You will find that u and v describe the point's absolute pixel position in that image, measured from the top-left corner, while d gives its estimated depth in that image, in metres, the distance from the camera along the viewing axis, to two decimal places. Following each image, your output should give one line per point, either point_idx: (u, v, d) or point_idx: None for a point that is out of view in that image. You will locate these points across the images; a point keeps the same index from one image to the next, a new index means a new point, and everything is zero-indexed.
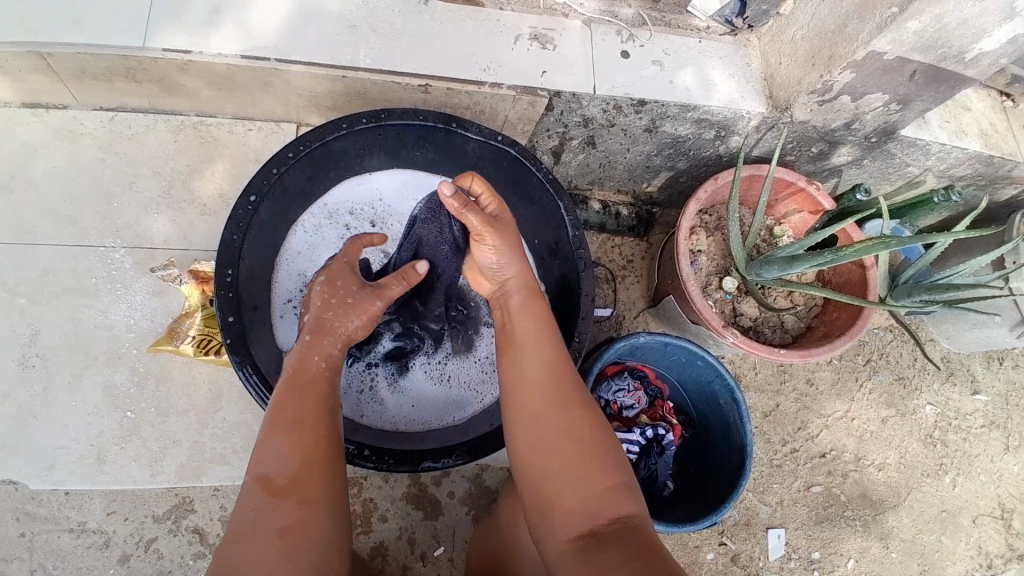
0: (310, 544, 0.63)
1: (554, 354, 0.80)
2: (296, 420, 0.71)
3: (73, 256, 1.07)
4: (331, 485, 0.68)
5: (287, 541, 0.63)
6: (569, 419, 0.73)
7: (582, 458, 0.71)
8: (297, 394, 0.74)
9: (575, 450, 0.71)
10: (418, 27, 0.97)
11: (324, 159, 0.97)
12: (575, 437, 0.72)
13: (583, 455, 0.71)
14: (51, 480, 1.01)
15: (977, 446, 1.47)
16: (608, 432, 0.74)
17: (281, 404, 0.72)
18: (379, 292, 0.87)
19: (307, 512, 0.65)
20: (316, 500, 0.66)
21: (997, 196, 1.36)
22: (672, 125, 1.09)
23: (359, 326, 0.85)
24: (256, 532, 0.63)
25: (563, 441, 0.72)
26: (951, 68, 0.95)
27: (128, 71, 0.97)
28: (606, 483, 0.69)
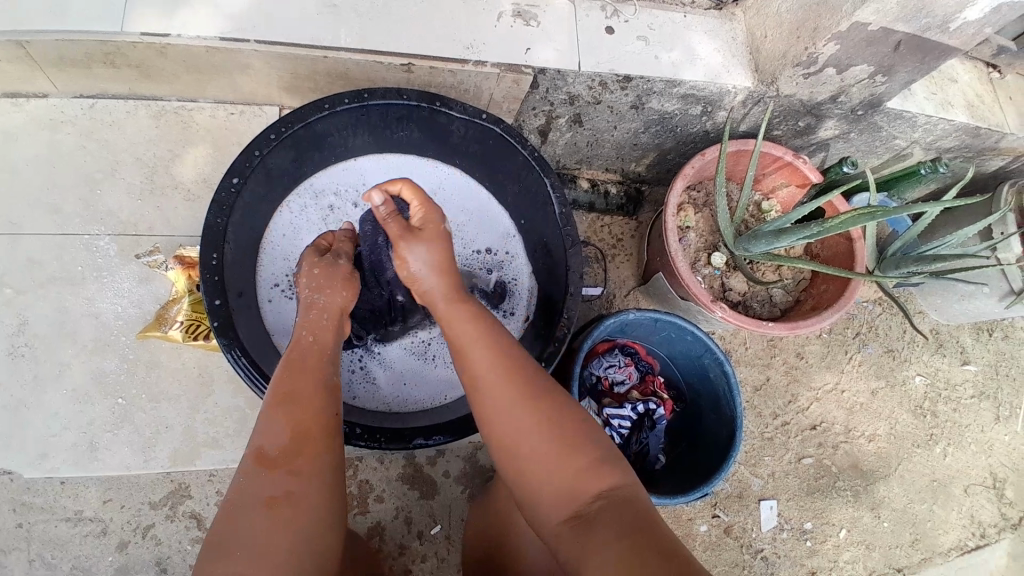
0: (299, 519, 0.62)
1: (508, 353, 0.77)
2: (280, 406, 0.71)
3: (58, 245, 1.07)
4: (326, 463, 0.68)
5: (283, 513, 0.62)
6: (546, 407, 0.72)
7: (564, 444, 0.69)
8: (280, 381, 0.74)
9: (557, 434, 0.70)
10: (399, 6, 0.96)
11: (307, 140, 0.96)
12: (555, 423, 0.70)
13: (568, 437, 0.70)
14: (44, 470, 1.02)
15: (967, 416, 1.49)
16: (587, 419, 0.73)
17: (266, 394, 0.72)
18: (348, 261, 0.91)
19: (300, 486, 0.65)
20: (303, 482, 0.65)
21: (983, 167, 1.37)
22: (658, 100, 1.09)
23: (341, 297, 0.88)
24: (251, 506, 0.62)
25: (540, 431, 0.70)
26: (935, 38, 0.95)
27: (107, 56, 0.96)
28: (592, 463, 0.68)
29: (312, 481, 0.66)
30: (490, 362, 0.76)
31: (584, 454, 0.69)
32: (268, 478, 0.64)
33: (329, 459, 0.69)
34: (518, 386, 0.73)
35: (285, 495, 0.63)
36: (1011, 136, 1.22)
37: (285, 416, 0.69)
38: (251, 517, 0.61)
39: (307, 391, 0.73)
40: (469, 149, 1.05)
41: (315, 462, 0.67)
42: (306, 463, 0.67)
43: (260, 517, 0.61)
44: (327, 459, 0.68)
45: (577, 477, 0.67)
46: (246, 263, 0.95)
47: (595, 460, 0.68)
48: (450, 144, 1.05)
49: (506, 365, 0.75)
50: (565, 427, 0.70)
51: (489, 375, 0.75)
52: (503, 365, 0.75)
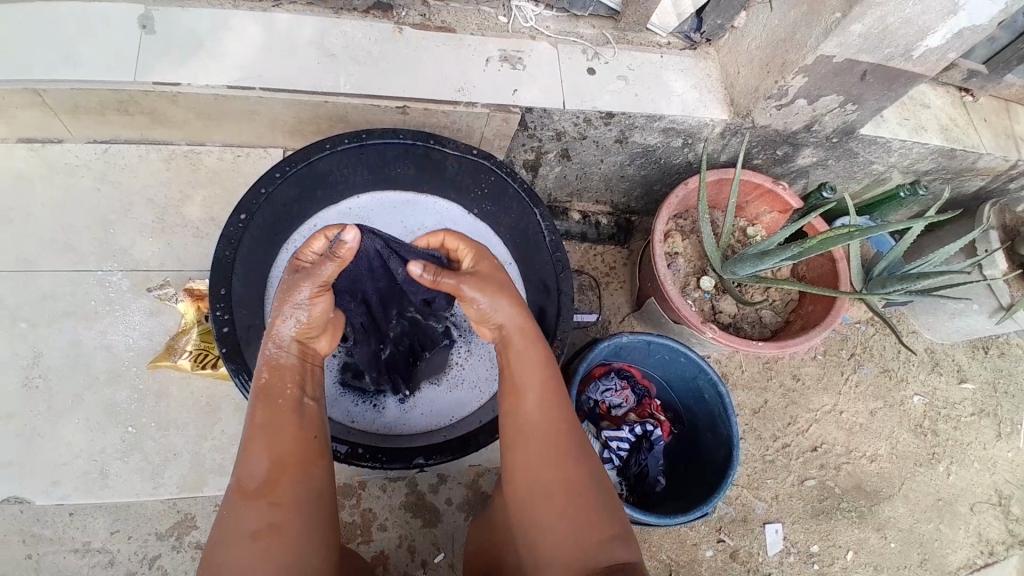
0: (286, 544, 0.66)
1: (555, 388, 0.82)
2: (271, 429, 0.73)
3: (71, 280, 1.12)
4: (307, 495, 0.71)
5: (269, 548, 0.65)
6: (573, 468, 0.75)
7: (578, 497, 0.73)
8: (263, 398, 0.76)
9: (577, 482, 0.74)
10: (393, 54, 1.04)
11: (310, 179, 1.02)
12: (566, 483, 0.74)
13: (590, 493, 0.74)
14: (53, 497, 1.05)
15: (969, 434, 1.49)
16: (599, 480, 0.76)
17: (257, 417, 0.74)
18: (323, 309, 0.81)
19: (288, 518, 0.68)
20: (290, 503, 0.69)
21: (964, 189, 1.42)
22: (641, 135, 1.15)
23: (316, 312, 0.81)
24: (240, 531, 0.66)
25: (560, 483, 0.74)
26: (900, 66, 1.01)
27: (121, 104, 1.03)
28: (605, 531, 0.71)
29: (297, 510, 0.69)
30: (542, 398, 0.80)
31: (601, 513, 0.73)
32: (254, 507, 0.68)
33: (314, 488, 0.72)
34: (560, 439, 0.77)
35: (273, 528, 0.67)
36: (987, 157, 1.28)
37: (268, 446, 0.72)
38: (236, 548, 0.65)
39: (287, 419, 0.75)
40: (463, 183, 1.11)
41: (299, 493, 0.70)
42: (291, 491, 0.70)
43: (247, 548, 0.65)
44: (309, 493, 0.71)
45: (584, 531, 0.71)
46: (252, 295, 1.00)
47: (610, 529, 0.72)
48: (445, 179, 1.11)
49: (554, 411, 0.80)
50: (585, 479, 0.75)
51: (540, 423, 0.79)
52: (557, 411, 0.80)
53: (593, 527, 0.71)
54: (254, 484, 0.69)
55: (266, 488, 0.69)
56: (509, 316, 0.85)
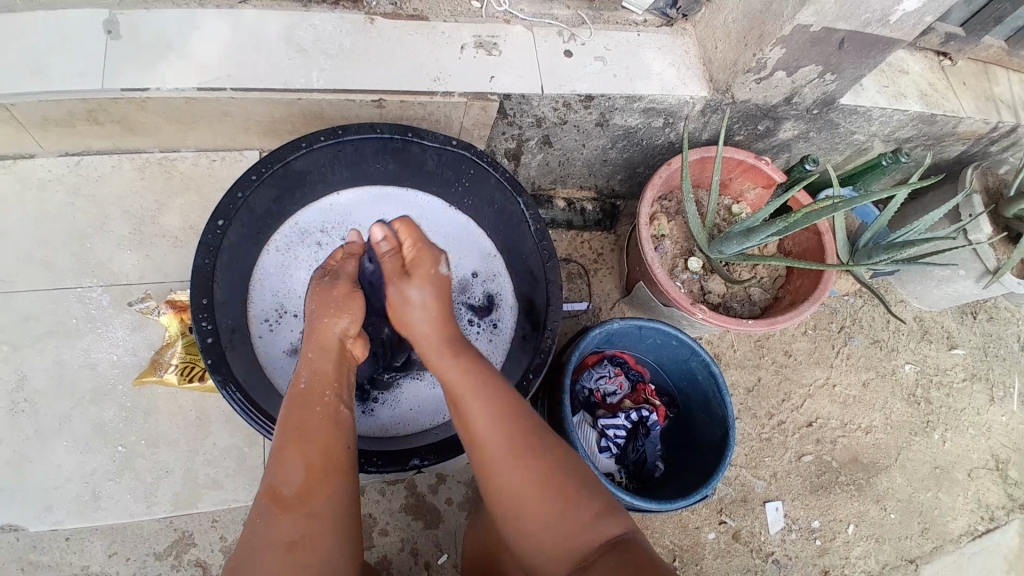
0: (319, 555, 0.64)
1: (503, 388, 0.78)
2: (304, 439, 0.72)
3: (51, 299, 1.08)
4: (341, 504, 0.70)
5: (302, 558, 0.63)
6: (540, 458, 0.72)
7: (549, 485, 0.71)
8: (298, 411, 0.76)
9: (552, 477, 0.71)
10: (366, 46, 1.01)
11: (286, 180, 0.99)
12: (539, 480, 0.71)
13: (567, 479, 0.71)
14: (49, 522, 1.01)
15: (961, 400, 1.50)
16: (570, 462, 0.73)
17: (290, 427, 0.73)
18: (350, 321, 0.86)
19: (319, 528, 0.66)
20: (324, 513, 0.67)
21: (945, 154, 1.42)
22: (622, 116, 1.13)
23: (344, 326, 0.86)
24: (267, 547, 0.64)
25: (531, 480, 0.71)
26: (877, 32, 1.01)
27: (90, 114, 1.00)
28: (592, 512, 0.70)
29: (332, 521, 0.67)
30: (491, 403, 0.75)
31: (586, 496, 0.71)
32: (286, 520, 0.66)
33: (345, 499, 0.70)
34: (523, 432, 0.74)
35: (305, 538, 0.65)
36: (966, 120, 1.28)
37: (301, 457, 0.71)
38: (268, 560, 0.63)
39: (321, 431, 0.74)
40: (445, 175, 1.09)
41: (331, 501, 0.69)
42: (326, 505, 0.68)
43: (279, 561, 0.63)
44: (341, 506, 0.70)
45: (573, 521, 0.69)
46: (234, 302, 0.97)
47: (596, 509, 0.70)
48: (426, 172, 1.09)
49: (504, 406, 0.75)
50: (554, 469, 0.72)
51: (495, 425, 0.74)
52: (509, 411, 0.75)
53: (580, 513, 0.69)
54: (287, 493, 0.68)
55: (296, 499, 0.68)
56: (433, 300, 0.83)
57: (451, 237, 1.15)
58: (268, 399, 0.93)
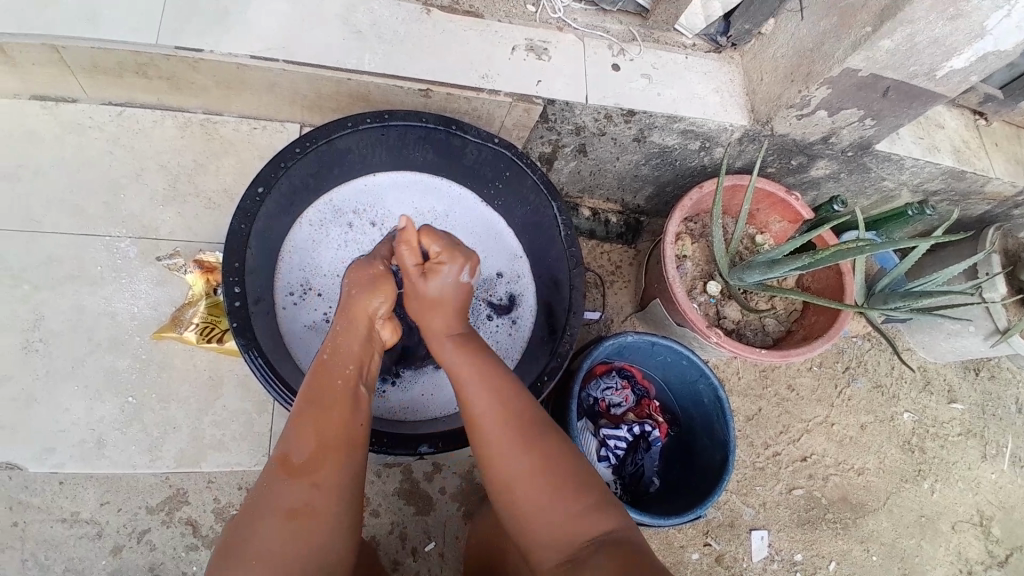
0: (319, 528, 0.66)
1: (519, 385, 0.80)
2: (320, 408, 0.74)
3: (79, 244, 1.10)
4: (345, 481, 0.71)
5: (302, 530, 0.65)
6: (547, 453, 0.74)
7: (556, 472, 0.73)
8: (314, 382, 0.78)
9: (556, 462, 0.74)
10: (419, 36, 1.02)
11: (328, 157, 1.01)
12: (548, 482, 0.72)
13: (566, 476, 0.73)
14: (49, 464, 1.03)
15: (954, 454, 1.51)
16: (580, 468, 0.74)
17: (310, 398, 0.75)
18: (380, 305, 0.87)
19: (320, 499, 0.68)
20: (328, 485, 0.69)
21: (969, 211, 1.43)
22: (660, 135, 1.14)
23: (376, 306, 0.87)
24: (272, 510, 0.65)
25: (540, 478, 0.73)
26: (923, 85, 1.02)
27: (139, 67, 1.01)
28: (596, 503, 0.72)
29: (333, 494, 0.69)
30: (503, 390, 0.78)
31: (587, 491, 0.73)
32: (290, 488, 0.67)
33: (350, 475, 0.72)
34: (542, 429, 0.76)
35: (307, 509, 0.66)
36: (995, 181, 1.29)
37: (314, 429, 0.72)
38: (269, 523, 0.64)
39: (336, 411, 0.75)
40: (481, 170, 1.10)
41: (338, 477, 0.70)
42: (332, 477, 0.69)
43: (279, 524, 0.64)
44: (347, 479, 0.71)
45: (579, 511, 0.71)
46: (262, 270, 0.99)
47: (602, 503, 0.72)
48: (463, 167, 1.11)
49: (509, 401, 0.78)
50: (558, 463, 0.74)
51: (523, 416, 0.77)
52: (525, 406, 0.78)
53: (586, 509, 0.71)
54: (296, 459, 0.69)
55: (306, 469, 0.69)
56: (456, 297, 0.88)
57: (482, 233, 1.15)
58: (286, 370, 0.95)
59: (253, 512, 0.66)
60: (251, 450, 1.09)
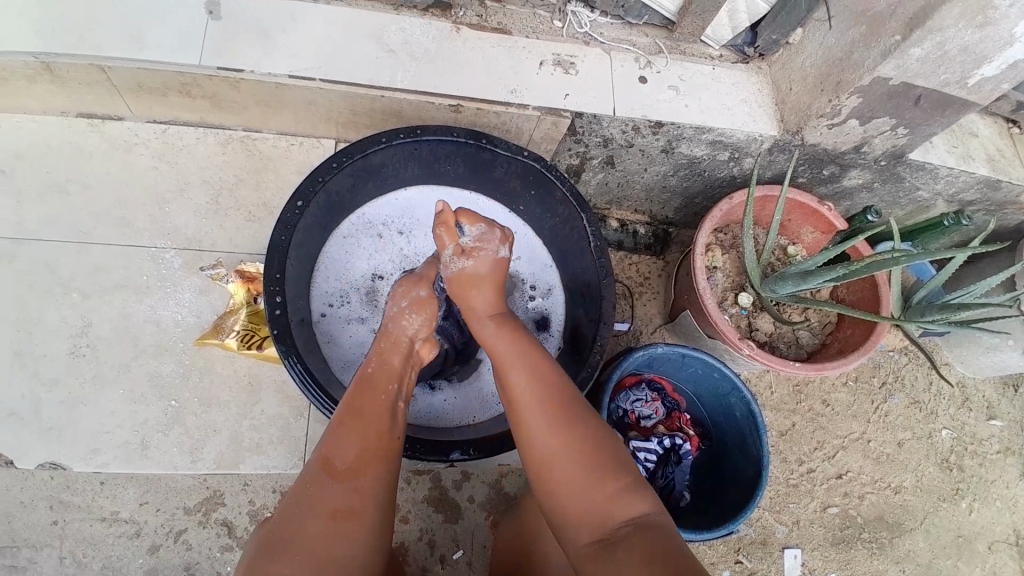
0: (359, 526, 0.67)
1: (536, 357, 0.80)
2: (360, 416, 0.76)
3: (125, 254, 1.14)
4: (384, 483, 0.72)
5: (342, 529, 0.66)
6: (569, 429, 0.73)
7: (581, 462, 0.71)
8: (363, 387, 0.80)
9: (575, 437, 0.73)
10: (451, 54, 1.05)
11: (363, 170, 1.03)
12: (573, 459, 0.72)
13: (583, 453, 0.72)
14: (92, 464, 1.06)
15: (994, 471, 1.46)
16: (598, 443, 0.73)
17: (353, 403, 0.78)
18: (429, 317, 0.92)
19: (364, 504, 0.69)
20: (367, 488, 0.70)
21: (1006, 222, 1.40)
22: (688, 146, 1.15)
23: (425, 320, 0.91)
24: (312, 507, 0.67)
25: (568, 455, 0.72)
26: (955, 93, 1.01)
27: (185, 86, 1.05)
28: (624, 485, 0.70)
29: (371, 497, 0.70)
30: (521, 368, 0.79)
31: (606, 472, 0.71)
32: (331, 485, 0.69)
33: (389, 480, 0.73)
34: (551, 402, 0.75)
35: (348, 509, 0.68)
36: None
37: (353, 431, 0.74)
38: (314, 522, 0.66)
39: (374, 415, 0.77)
40: (511, 183, 1.12)
41: (377, 481, 0.71)
42: (372, 481, 0.71)
43: (321, 521, 0.66)
44: (385, 487, 0.72)
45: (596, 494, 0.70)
46: (301, 279, 1.02)
47: (626, 484, 0.71)
48: (494, 179, 1.12)
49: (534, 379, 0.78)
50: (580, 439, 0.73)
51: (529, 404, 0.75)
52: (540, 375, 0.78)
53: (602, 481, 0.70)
54: (342, 463, 0.71)
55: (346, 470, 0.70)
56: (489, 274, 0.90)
57: (511, 246, 1.19)
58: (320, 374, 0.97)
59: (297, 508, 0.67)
60: (288, 454, 1.11)
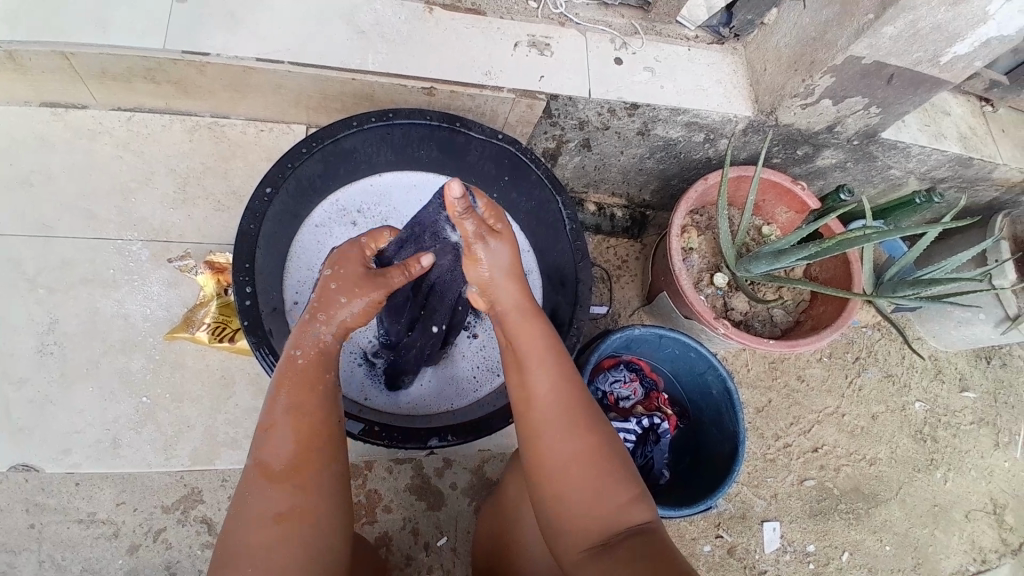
0: (307, 526, 0.67)
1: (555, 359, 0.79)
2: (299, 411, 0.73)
3: (91, 247, 1.11)
4: (331, 475, 0.71)
5: (291, 530, 0.66)
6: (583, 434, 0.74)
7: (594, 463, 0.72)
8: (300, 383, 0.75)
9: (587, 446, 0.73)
10: (423, 36, 1.03)
11: (335, 155, 1.02)
12: (585, 464, 0.72)
13: (594, 460, 0.72)
14: (65, 464, 1.04)
15: (966, 441, 1.51)
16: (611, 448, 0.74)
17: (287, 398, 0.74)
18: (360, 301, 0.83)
19: (308, 499, 0.68)
20: (312, 485, 0.69)
21: (977, 198, 1.42)
22: (664, 127, 1.14)
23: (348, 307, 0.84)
24: (259, 517, 0.66)
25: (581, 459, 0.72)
26: (927, 71, 1.01)
27: (148, 72, 1.02)
28: (631, 496, 0.71)
29: (316, 493, 0.69)
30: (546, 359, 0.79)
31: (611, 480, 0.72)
32: (273, 492, 0.68)
33: (334, 467, 0.72)
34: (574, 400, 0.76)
35: (293, 510, 0.67)
36: (1003, 167, 1.28)
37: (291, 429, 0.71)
38: (255, 533, 0.65)
39: (310, 407, 0.74)
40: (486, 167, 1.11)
41: (324, 477, 0.70)
42: (314, 477, 0.70)
43: (268, 528, 0.65)
44: (332, 476, 0.71)
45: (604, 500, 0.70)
46: (272, 267, 1.00)
47: (632, 494, 0.72)
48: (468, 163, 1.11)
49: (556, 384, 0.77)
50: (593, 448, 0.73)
51: (550, 398, 0.76)
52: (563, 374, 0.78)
53: (610, 489, 0.71)
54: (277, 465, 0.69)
55: (287, 470, 0.69)
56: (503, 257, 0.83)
57: None
58: None
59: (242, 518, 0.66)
60: None
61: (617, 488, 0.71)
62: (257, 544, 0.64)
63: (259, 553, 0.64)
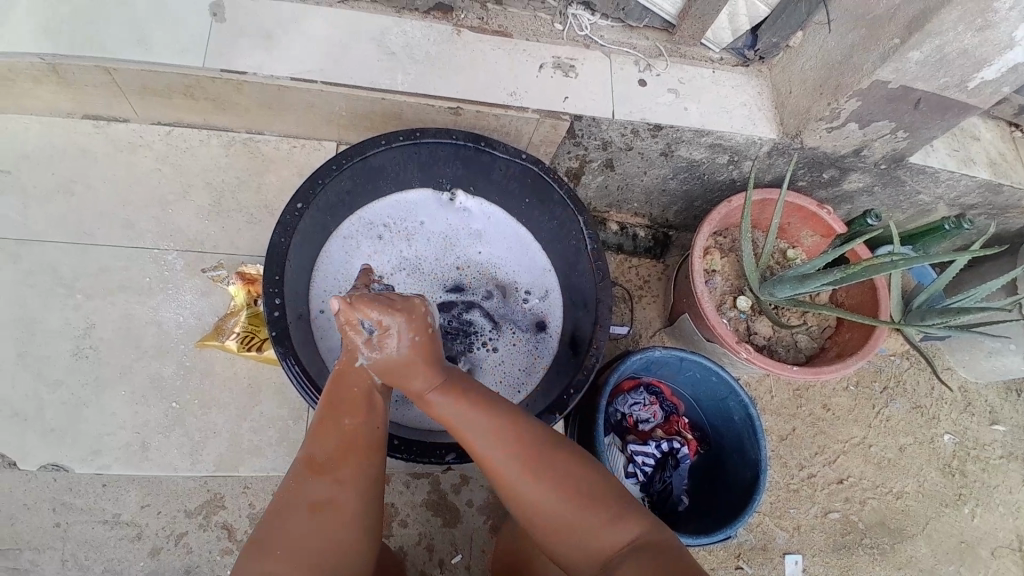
0: (344, 521, 0.67)
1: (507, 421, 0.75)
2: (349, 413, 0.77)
3: (128, 257, 1.14)
4: (370, 477, 0.72)
5: (330, 521, 0.67)
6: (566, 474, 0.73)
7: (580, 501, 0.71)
8: (347, 386, 0.80)
9: (570, 482, 0.72)
10: (452, 56, 1.06)
11: (363, 173, 1.04)
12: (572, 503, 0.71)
13: (588, 489, 0.72)
14: (95, 466, 1.06)
15: (997, 477, 1.45)
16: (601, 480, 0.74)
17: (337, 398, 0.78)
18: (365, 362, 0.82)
19: (349, 496, 0.69)
20: (355, 481, 0.71)
21: (1008, 226, 1.40)
22: (687, 149, 1.15)
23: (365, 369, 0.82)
24: (302, 506, 0.67)
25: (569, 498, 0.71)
26: (955, 96, 1.00)
27: (187, 88, 1.06)
28: (605, 517, 0.71)
29: (358, 490, 0.70)
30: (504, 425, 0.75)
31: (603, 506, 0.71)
32: (316, 483, 0.69)
33: (376, 468, 0.74)
34: (523, 445, 0.74)
35: (334, 504, 0.68)
36: None
37: (338, 430, 0.75)
38: (299, 520, 0.66)
39: (359, 409, 0.78)
40: (510, 186, 1.12)
41: (364, 474, 0.72)
42: (356, 475, 0.71)
43: (308, 518, 0.66)
44: (372, 478, 0.73)
45: (592, 527, 0.70)
46: (299, 280, 1.02)
47: (610, 511, 0.71)
48: (492, 183, 1.13)
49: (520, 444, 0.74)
50: (580, 481, 0.73)
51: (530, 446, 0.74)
52: (506, 432, 0.74)
53: (600, 523, 0.70)
54: (323, 458, 0.71)
55: (332, 464, 0.71)
56: (417, 350, 0.79)
57: (512, 250, 1.19)
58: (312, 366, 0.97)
59: (284, 508, 0.68)
60: (286, 455, 1.11)
61: (609, 517, 0.71)
62: (296, 532, 0.65)
63: (295, 542, 0.65)
